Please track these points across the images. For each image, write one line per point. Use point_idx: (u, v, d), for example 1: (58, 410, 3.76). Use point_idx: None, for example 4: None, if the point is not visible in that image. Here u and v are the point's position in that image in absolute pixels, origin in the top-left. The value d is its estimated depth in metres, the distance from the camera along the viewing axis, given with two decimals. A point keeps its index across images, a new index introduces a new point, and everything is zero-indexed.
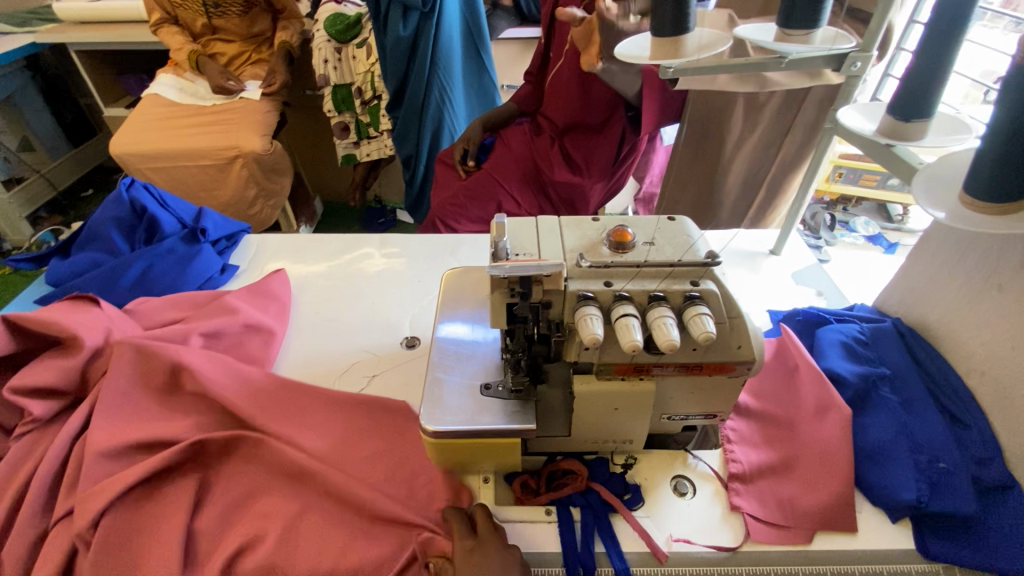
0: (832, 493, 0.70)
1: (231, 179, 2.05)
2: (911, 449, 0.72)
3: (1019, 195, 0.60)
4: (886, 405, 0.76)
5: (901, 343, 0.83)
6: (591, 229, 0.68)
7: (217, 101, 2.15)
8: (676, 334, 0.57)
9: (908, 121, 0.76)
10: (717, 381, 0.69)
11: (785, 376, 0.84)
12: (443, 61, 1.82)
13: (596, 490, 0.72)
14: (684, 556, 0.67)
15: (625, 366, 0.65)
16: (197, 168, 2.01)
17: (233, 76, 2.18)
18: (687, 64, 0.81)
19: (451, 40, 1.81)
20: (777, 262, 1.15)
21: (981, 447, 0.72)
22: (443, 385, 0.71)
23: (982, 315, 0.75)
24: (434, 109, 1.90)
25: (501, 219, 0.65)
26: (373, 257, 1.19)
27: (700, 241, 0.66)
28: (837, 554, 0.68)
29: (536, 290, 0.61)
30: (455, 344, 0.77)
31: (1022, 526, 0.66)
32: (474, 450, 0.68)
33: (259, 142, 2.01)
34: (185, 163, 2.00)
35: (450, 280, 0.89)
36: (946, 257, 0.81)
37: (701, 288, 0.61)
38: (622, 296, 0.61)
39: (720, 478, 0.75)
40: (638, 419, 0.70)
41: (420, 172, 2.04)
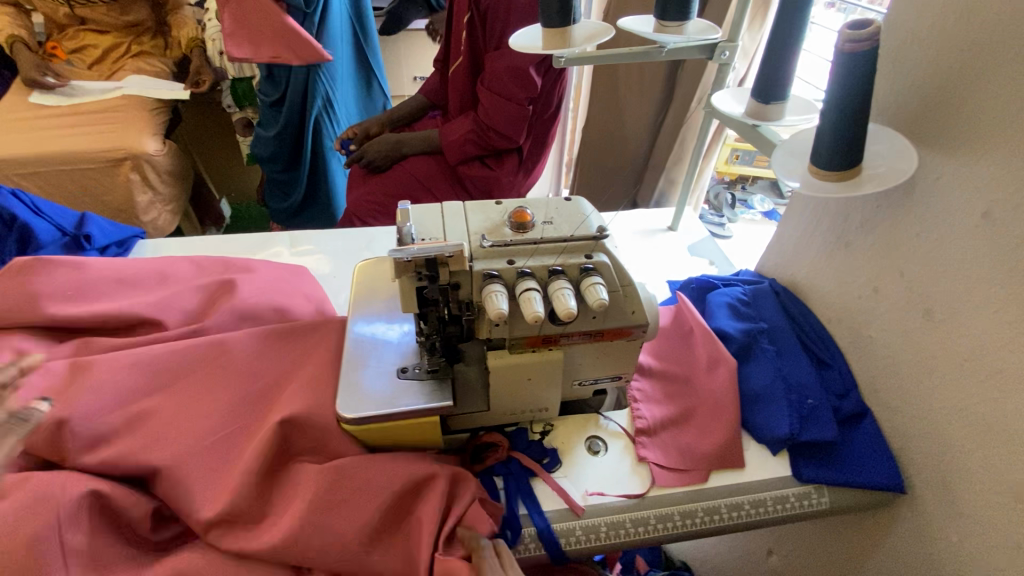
0: (722, 436, 0.79)
1: (120, 183, 1.89)
2: (786, 390, 0.82)
3: (854, 164, 0.70)
4: (765, 354, 0.86)
5: (776, 300, 0.94)
6: (495, 212, 0.71)
7: (54, 100, 1.93)
8: (574, 303, 0.62)
9: (767, 104, 0.86)
10: (617, 345, 0.75)
11: (681, 338, 0.93)
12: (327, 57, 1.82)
13: (516, 458, 0.77)
14: (599, 507, 0.74)
15: (534, 338, 0.70)
16: (78, 171, 1.83)
17: (51, 71, 1.97)
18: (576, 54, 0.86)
19: (336, 39, 1.82)
20: (674, 237, 1.25)
21: (840, 383, 0.84)
22: (360, 374, 0.71)
23: (838, 269, 0.87)
24: (319, 108, 1.86)
25: (405, 206, 0.66)
26: (283, 255, 1.16)
27: (593, 218, 0.71)
28: (729, 488, 0.77)
29: (443, 272, 0.63)
30: (370, 335, 0.77)
31: (874, 444, 0.79)
32: (395, 432, 0.69)
33: (150, 143, 1.87)
34: (63, 166, 1.81)
35: (363, 272, 0.90)
36: (807, 222, 0.93)
37: (595, 260, 0.66)
38: (524, 272, 0.65)
39: (628, 434, 0.83)
40: (550, 387, 0.75)
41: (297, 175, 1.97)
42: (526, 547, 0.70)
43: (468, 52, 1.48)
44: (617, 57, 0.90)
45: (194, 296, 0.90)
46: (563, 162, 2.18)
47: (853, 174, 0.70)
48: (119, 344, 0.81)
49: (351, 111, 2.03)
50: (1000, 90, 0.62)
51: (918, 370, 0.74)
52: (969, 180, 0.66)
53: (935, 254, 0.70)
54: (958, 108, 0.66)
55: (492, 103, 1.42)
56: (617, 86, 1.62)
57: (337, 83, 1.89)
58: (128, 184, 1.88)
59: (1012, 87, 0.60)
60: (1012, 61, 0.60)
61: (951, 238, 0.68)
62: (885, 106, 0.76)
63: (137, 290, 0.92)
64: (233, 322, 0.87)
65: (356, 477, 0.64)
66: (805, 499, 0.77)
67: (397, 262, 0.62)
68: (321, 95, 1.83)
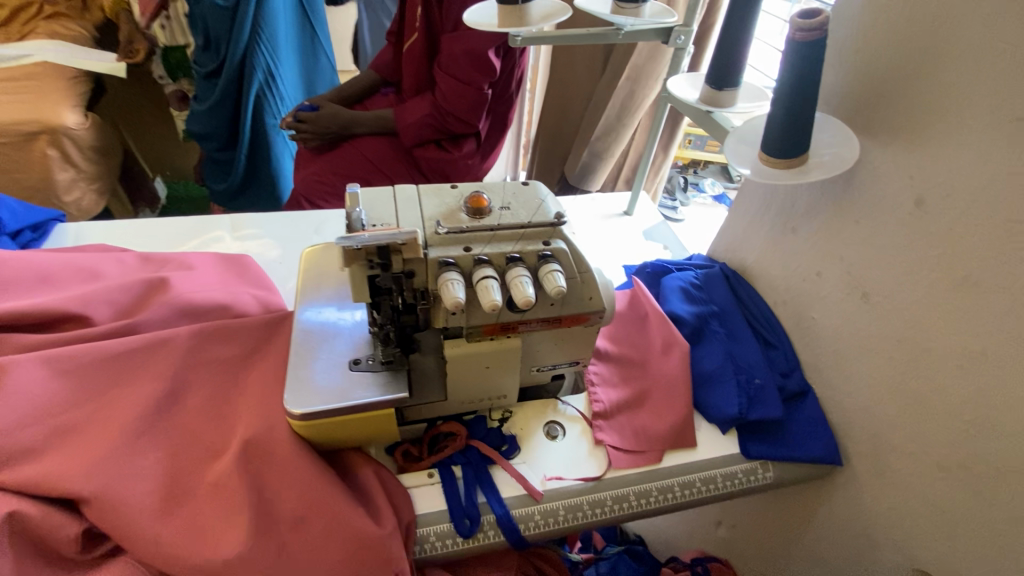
0: (676, 417, 0.82)
1: (36, 160, 1.72)
2: (735, 371, 0.85)
3: (801, 152, 0.72)
4: (715, 337, 0.89)
5: (726, 284, 0.97)
6: (449, 196, 0.69)
7: None
8: (532, 291, 0.61)
9: (720, 90, 0.87)
10: (575, 331, 0.75)
11: (637, 323, 0.95)
12: (268, 27, 1.69)
13: (475, 446, 0.76)
14: (558, 491, 0.74)
15: (492, 326, 0.69)
16: None
17: None
18: (532, 33, 0.84)
19: (277, 6, 1.69)
20: (629, 221, 1.26)
21: (785, 363, 0.88)
22: (310, 366, 0.68)
23: (785, 253, 0.90)
24: (260, 82, 1.75)
25: (354, 189, 0.63)
26: (224, 240, 1.09)
27: (550, 203, 0.70)
28: (681, 466, 0.79)
29: (396, 259, 0.61)
30: (319, 325, 0.74)
31: (815, 420, 0.83)
32: (347, 426, 0.67)
33: (70, 116, 1.71)
34: None
35: (310, 258, 0.85)
36: (756, 207, 0.96)
37: (553, 247, 0.66)
38: (481, 259, 0.63)
39: (586, 418, 0.84)
40: (509, 373, 0.75)
41: (239, 152, 1.87)
42: (486, 534, 0.70)
43: (423, 27, 1.42)
44: (574, 37, 0.88)
45: (124, 287, 0.83)
46: (521, 144, 2.15)
47: (801, 162, 0.72)
48: (39, 341, 0.74)
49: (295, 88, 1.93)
50: (937, 82, 0.64)
51: (856, 350, 0.78)
52: (906, 169, 0.69)
53: (874, 240, 0.74)
54: (896, 99, 0.69)
55: (447, 84, 1.37)
56: (574, 69, 1.60)
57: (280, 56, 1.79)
58: (46, 161, 1.72)
59: (948, 81, 0.63)
60: (949, 55, 0.62)
61: (888, 226, 0.72)
62: (831, 95, 0.78)
63: (58, 282, 0.84)
64: (169, 315, 0.81)
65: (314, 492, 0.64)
66: (752, 475, 0.80)
67: (347, 249, 0.58)
68: (262, 68, 1.73)
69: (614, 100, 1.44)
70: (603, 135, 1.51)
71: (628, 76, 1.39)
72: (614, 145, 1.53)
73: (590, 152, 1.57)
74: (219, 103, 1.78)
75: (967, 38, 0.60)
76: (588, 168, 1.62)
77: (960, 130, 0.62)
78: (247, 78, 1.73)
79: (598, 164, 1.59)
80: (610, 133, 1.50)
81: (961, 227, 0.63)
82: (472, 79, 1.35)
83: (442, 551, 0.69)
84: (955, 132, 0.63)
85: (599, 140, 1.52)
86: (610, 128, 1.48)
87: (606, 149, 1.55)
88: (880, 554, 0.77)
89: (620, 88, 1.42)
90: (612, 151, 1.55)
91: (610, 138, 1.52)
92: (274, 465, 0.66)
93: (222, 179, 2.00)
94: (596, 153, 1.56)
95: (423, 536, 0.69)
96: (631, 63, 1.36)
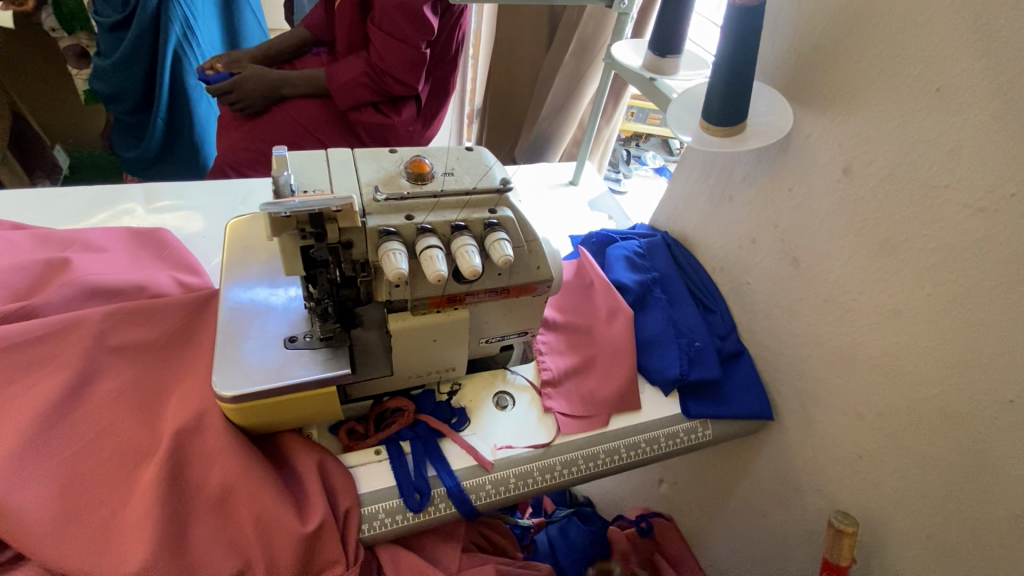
0: (621, 381, 0.84)
1: None
2: (676, 335, 0.88)
3: (739, 121, 0.73)
4: (658, 303, 0.92)
5: (668, 253, 0.99)
6: (388, 161, 0.65)
7: None
8: (479, 261, 0.59)
9: (663, 56, 0.87)
10: (523, 301, 0.74)
11: (583, 291, 0.96)
12: None
13: (423, 421, 0.75)
14: (508, 460, 0.75)
15: (438, 299, 0.67)
16: None
17: None
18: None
19: None
20: (574, 191, 1.27)
21: (722, 326, 0.92)
22: (243, 344, 0.64)
23: (723, 221, 0.93)
24: (176, 36, 1.58)
25: (282, 152, 0.58)
26: (138, 212, 1.00)
27: (496, 169, 0.68)
28: (627, 429, 0.82)
29: (331, 229, 0.57)
30: (250, 302, 0.69)
31: (749, 379, 0.88)
32: (286, 407, 0.63)
33: None
34: None
35: (237, 230, 0.79)
36: (696, 176, 0.98)
37: (499, 215, 0.64)
38: (425, 228, 0.60)
39: (535, 386, 0.85)
40: (457, 346, 0.73)
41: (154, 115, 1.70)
42: (436, 508, 0.70)
43: None
44: None
45: (18, 267, 0.74)
46: (465, 113, 2.09)
47: (739, 130, 0.74)
48: None
49: (215, 44, 1.76)
50: (864, 54, 0.67)
51: (787, 312, 0.83)
52: (834, 138, 0.72)
53: (804, 207, 0.77)
54: (826, 70, 0.72)
55: (383, 45, 1.30)
56: (518, 33, 1.56)
57: (196, 8, 1.62)
58: None
59: (873, 53, 0.66)
60: (874, 27, 0.65)
61: (816, 192, 0.75)
62: (767, 65, 0.80)
63: None
64: (76, 295, 0.73)
65: (243, 488, 0.61)
66: (693, 433, 0.84)
67: (276, 217, 0.54)
68: (178, 20, 1.56)
69: (560, 77, 1.40)
70: (550, 116, 1.49)
71: (574, 52, 1.34)
72: (563, 125, 1.51)
73: (537, 132, 1.56)
74: (128, 59, 1.60)
75: (892, 11, 0.63)
76: (539, 147, 1.60)
77: (884, 99, 0.65)
78: (160, 31, 1.56)
79: (548, 143, 1.58)
80: (558, 113, 1.48)
81: (882, 194, 0.67)
82: (410, 38, 1.28)
83: (392, 528, 0.68)
84: (879, 101, 0.66)
85: (548, 120, 1.51)
86: (559, 106, 1.46)
87: (554, 130, 1.53)
88: (805, 499, 0.83)
89: (567, 64, 1.37)
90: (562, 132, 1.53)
91: (557, 121, 1.50)
92: (209, 454, 0.62)
93: (135, 145, 1.82)
94: (544, 134, 1.55)
95: (370, 514, 0.67)
96: (578, 37, 1.31)
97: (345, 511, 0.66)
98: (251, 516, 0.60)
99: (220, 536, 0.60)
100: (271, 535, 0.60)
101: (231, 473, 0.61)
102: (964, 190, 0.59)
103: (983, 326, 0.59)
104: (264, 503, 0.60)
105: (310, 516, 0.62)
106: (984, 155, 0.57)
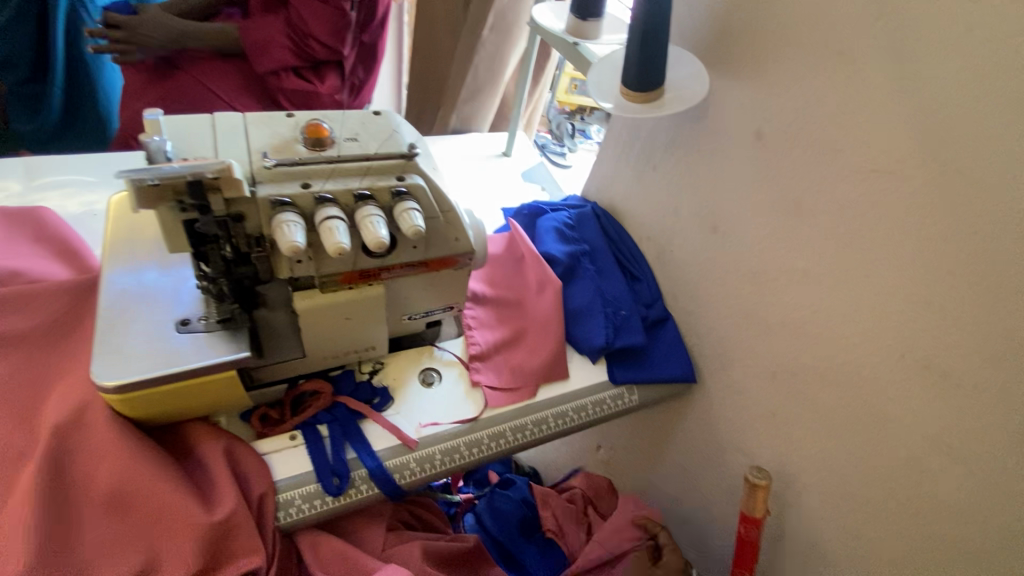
0: (550, 352, 0.84)
1: None
2: (604, 305, 0.88)
3: (656, 87, 0.72)
4: (586, 274, 0.91)
5: (597, 223, 0.99)
6: (284, 126, 0.60)
7: None
8: (385, 231, 0.56)
9: (584, 20, 0.83)
10: (443, 274, 0.72)
11: (513, 263, 0.94)
12: None
13: (342, 402, 0.72)
14: (433, 437, 0.73)
15: (348, 274, 0.63)
16: None
17: None
18: None
19: None
20: (506, 162, 1.24)
21: (649, 294, 0.93)
22: (127, 330, 0.58)
23: (648, 190, 0.93)
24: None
25: (154, 116, 0.52)
26: (15, 189, 0.89)
27: (405, 135, 0.64)
28: (555, 398, 0.82)
29: (215, 199, 0.52)
30: (137, 284, 0.63)
31: (674, 344, 0.90)
32: (182, 396, 0.58)
33: None
34: None
35: (121, 207, 0.71)
36: (623, 145, 0.97)
37: (408, 182, 0.60)
38: (324, 198, 0.56)
39: (462, 361, 0.83)
40: (374, 323, 0.70)
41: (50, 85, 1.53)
42: (358, 489, 0.67)
43: None
44: None
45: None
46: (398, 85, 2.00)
47: (657, 96, 0.73)
48: None
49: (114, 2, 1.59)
50: (774, 18, 0.67)
51: (708, 278, 0.84)
52: (747, 103, 0.72)
53: (721, 173, 0.78)
54: (739, 34, 0.72)
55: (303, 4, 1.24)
56: None
57: None
58: None
59: (782, 17, 0.66)
60: None
61: (732, 158, 0.76)
62: (685, 29, 0.79)
63: None
64: None
65: (135, 483, 0.55)
66: (620, 399, 0.85)
67: (146, 188, 0.49)
68: None
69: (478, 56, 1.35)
70: (470, 98, 1.45)
71: (491, 27, 1.29)
72: (485, 102, 1.47)
73: (457, 117, 1.49)
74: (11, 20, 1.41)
75: None
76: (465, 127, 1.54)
77: (794, 64, 0.66)
78: None
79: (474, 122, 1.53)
80: (477, 94, 1.44)
81: (791, 158, 0.68)
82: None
83: (311, 513, 0.65)
84: (790, 66, 0.66)
85: (467, 102, 1.46)
86: (477, 85, 1.42)
87: (476, 109, 1.48)
88: (726, 455, 0.87)
89: (486, 41, 1.33)
90: (481, 113, 1.51)
91: (477, 101, 1.46)
92: (95, 448, 0.57)
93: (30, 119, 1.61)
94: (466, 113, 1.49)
95: (286, 501, 0.64)
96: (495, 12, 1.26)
97: (259, 497, 0.62)
98: (149, 509, 0.56)
99: (112, 534, 0.55)
100: (170, 531, 0.55)
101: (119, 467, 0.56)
102: (862, 151, 0.61)
103: (881, 285, 0.62)
104: (161, 495, 0.56)
105: (217, 505, 0.58)
106: (883, 118, 0.58)
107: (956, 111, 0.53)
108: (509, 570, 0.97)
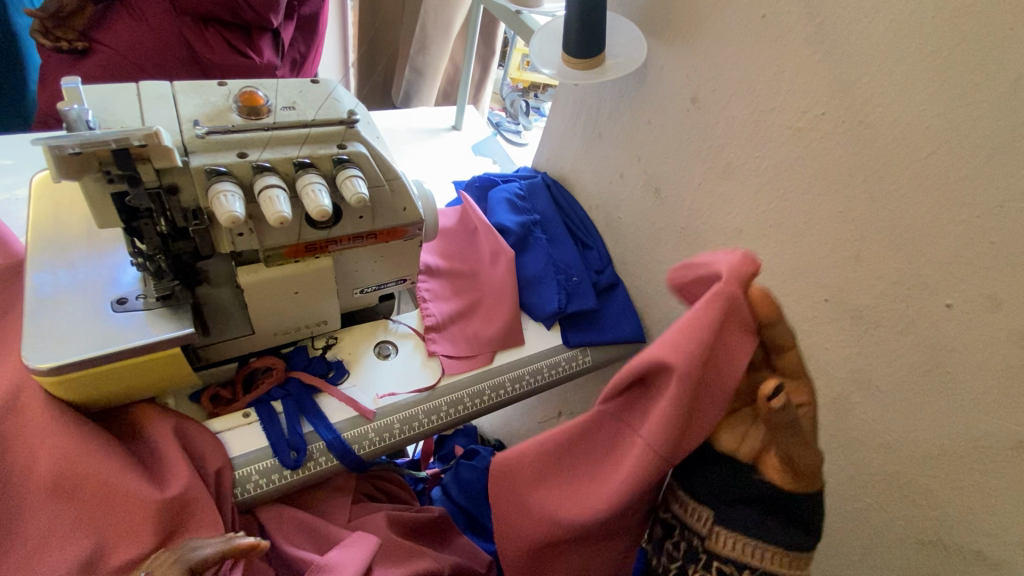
0: (504, 319, 0.85)
1: None
2: (556, 272, 0.90)
3: (597, 54, 0.73)
4: (538, 243, 0.93)
5: (548, 193, 1.00)
6: (216, 94, 0.58)
7: None
8: (328, 200, 0.56)
9: None
10: (393, 246, 0.72)
11: (466, 236, 0.95)
12: None
13: (296, 377, 0.71)
14: (391, 407, 0.74)
15: (294, 247, 0.62)
16: None
17: None
18: None
19: None
20: (457, 136, 1.23)
21: (599, 261, 0.96)
22: (60, 311, 0.56)
23: (595, 158, 0.95)
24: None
25: (73, 82, 0.49)
26: None
27: (346, 103, 0.63)
28: (511, 364, 0.84)
29: (145, 169, 0.50)
30: (67, 265, 0.60)
31: (624, 307, 0.93)
32: (123, 377, 0.57)
33: None
34: None
35: (42, 186, 0.67)
36: (570, 114, 0.99)
37: (350, 150, 0.59)
38: (263, 167, 0.55)
39: (419, 333, 0.83)
40: (325, 297, 0.70)
41: None
42: (316, 462, 0.68)
43: None
44: None
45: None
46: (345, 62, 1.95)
47: (598, 62, 0.74)
48: None
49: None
50: None
51: (655, 241, 0.87)
52: (683, 68, 0.75)
53: (662, 137, 0.81)
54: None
55: None
56: None
57: None
58: None
59: None
60: None
61: (672, 122, 0.79)
62: None
63: None
64: None
65: (82, 466, 0.54)
66: (574, 361, 0.88)
67: (68, 158, 0.46)
68: None
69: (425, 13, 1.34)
70: (420, 49, 1.41)
71: None
72: (435, 60, 1.44)
73: (411, 68, 1.46)
74: None
75: None
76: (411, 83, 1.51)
77: (723, 28, 0.68)
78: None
79: (420, 80, 1.49)
80: (428, 47, 1.41)
81: (723, 120, 0.71)
82: None
83: (269, 488, 0.65)
84: (723, 27, 0.68)
85: (418, 54, 1.43)
86: (427, 36, 1.38)
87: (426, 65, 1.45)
88: None
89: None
90: (434, 67, 1.46)
91: (429, 54, 1.42)
92: (33, 435, 0.55)
93: None
94: (417, 70, 1.46)
95: (243, 477, 0.64)
96: None
97: (215, 473, 0.62)
98: (99, 493, 0.54)
99: (60, 520, 0.53)
100: (125, 509, 0.55)
101: (63, 450, 0.54)
102: (786, 111, 0.64)
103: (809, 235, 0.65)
104: (110, 475, 0.54)
105: (171, 481, 0.57)
106: (807, 76, 0.61)
107: (871, 65, 0.55)
108: (474, 535, 1.00)
